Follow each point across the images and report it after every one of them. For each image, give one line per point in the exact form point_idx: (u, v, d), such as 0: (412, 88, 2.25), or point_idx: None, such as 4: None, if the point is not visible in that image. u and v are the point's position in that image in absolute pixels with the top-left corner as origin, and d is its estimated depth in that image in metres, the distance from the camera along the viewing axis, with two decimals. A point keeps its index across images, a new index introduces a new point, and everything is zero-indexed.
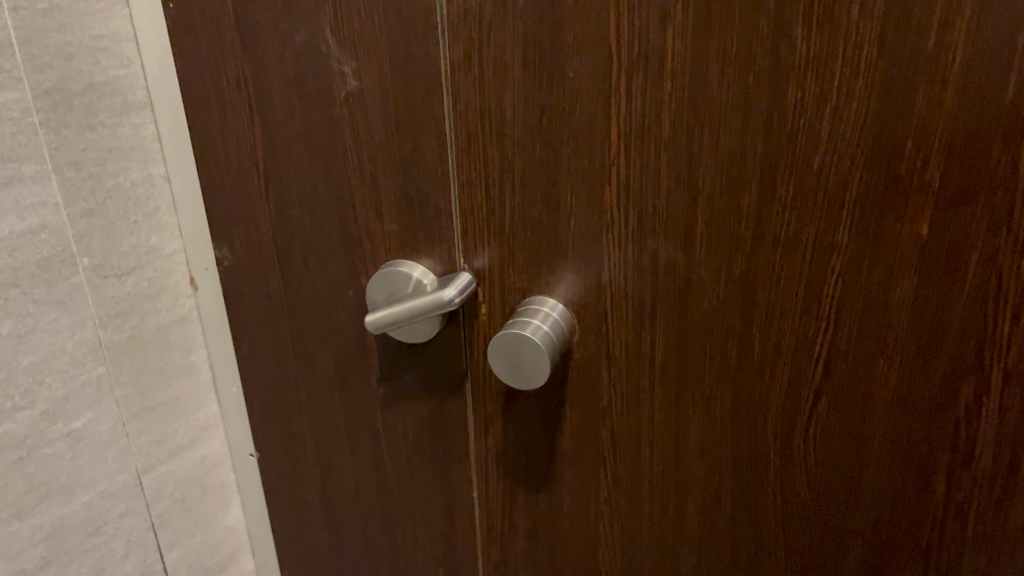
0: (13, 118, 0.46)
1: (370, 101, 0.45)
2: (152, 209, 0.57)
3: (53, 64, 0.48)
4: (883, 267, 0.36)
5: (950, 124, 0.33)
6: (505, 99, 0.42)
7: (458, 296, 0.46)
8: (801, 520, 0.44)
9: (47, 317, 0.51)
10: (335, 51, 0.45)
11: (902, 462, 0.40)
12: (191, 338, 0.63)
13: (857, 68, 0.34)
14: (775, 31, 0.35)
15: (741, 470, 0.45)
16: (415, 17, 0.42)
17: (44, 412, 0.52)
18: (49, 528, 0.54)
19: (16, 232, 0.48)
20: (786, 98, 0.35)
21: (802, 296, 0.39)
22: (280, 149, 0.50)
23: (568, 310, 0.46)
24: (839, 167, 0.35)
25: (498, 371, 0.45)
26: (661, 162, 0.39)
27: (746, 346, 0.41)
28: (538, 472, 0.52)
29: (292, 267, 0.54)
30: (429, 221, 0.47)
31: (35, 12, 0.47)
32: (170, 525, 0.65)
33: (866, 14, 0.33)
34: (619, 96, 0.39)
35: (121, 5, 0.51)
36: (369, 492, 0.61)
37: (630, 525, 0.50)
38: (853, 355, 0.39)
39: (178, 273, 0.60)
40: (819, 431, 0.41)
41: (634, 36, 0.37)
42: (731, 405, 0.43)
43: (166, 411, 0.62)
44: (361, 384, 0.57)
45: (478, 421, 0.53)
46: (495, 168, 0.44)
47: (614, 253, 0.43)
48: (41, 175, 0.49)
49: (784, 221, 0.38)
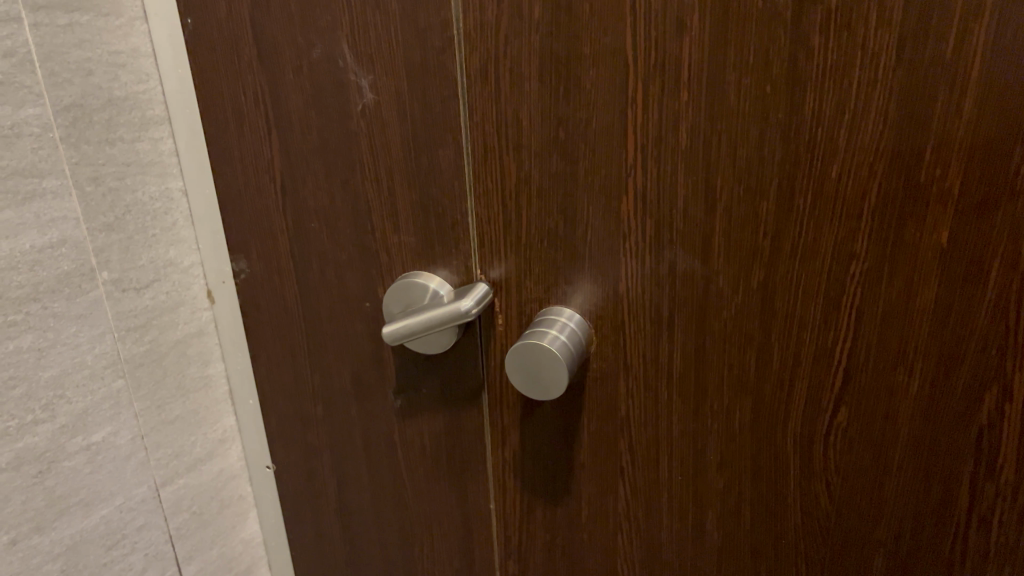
0: (33, 134, 0.47)
1: (388, 114, 0.45)
2: (170, 223, 0.57)
3: (73, 80, 0.48)
4: (903, 275, 0.36)
5: (971, 131, 0.33)
6: (522, 110, 0.42)
7: (475, 306, 0.46)
8: (822, 532, 0.44)
9: (68, 331, 0.51)
10: (352, 64, 0.45)
11: (925, 472, 0.39)
12: (208, 351, 0.63)
13: (876, 76, 0.34)
14: (793, 41, 0.35)
15: (761, 480, 0.45)
16: (432, 30, 0.42)
17: (64, 425, 0.52)
18: (68, 542, 0.55)
19: (37, 247, 0.48)
20: (805, 108, 0.35)
21: (821, 306, 0.39)
22: (297, 161, 0.50)
23: (585, 320, 0.46)
24: (858, 175, 0.35)
25: (516, 382, 0.45)
26: (679, 172, 0.39)
27: (765, 355, 0.41)
28: (556, 484, 0.52)
29: (309, 279, 0.55)
30: (445, 233, 0.48)
31: (55, 29, 0.47)
32: (188, 538, 0.65)
33: (884, 23, 0.33)
34: (636, 107, 0.39)
35: (140, 21, 0.52)
36: (386, 504, 0.61)
37: (649, 537, 0.50)
38: (874, 365, 0.38)
39: (195, 286, 0.60)
40: (839, 442, 0.41)
41: (652, 47, 0.38)
42: (751, 415, 0.43)
43: (184, 424, 0.62)
44: (377, 395, 0.57)
45: (495, 432, 0.53)
46: (512, 179, 0.44)
47: (632, 263, 0.43)
48: (61, 190, 0.49)
49: (802, 230, 0.38)
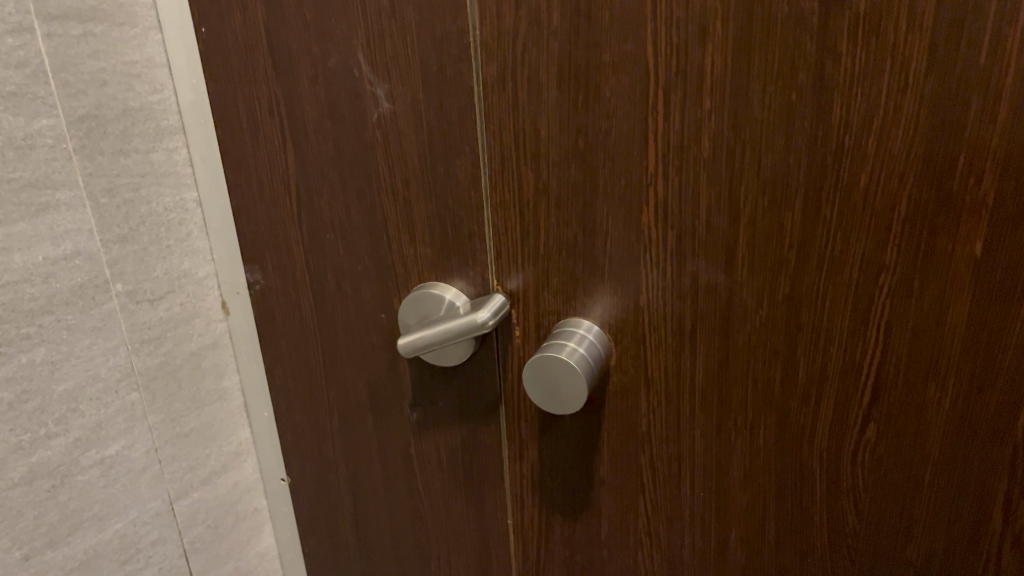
0: (47, 145, 0.47)
1: (404, 124, 0.45)
2: (184, 234, 0.56)
3: (87, 91, 0.48)
4: (935, 287, 0.35)
5: (1005, 139, 0.31)
6: (540, 119, 0.41)
7: (492, 317, 0.45)
8: (849, 550, 0.43)
9: (81, 344, 0.51)
10: (367, 73, 0.45)
11: (957, 490, 0.38)
12: (223, 363, 0.62)
13: (905, 83, 0.32)
14: (819, 46, 0.34)
15: (786, 497, 0.43)
16: (449, 39, 0.41)
17: (78, 439, 0.52)
18: (82, 557, 0.54)
19: (50, 258, 0.48)
20: (832, 115, 0.34)
21: (849, 318, 0.37)
22: (312, 172, 0.50)
23: (604, 333, 0.45)
24: (887, 185, 0.34)
25: (534, 397, 0.44)
26: (701, 183, 0.38)
27: (791, 369, 0.40)
28: (575, 499, 0.51)
29: (324, 291, 0.54)
30: (462, 243, 0.47)
31: (69, 39, 0.47)
32: (202, 552, 0.64)
33: (915, 27, 0.31)
34: (657, 115, 0.38)
35: (155, 31, 0.51)
36: (403, 517, 0.61)
37: (670, 553, 0.49)
38: (904, 379, 0.37)
39: (210, 297, 0.60)
40: (867, 458, 0.40)
41: (672, 54, 0.37)
42: (776, 431, 0.42)
43: (199, 437, 0.61)
44: (394, 408, 0.56)
45: (513, 446, 0.52)
46: (530, 189, 0.43)
47: (652, 275, 0.42)
48: (75, 201, 0.49)
49: (830, 241, 0.36)
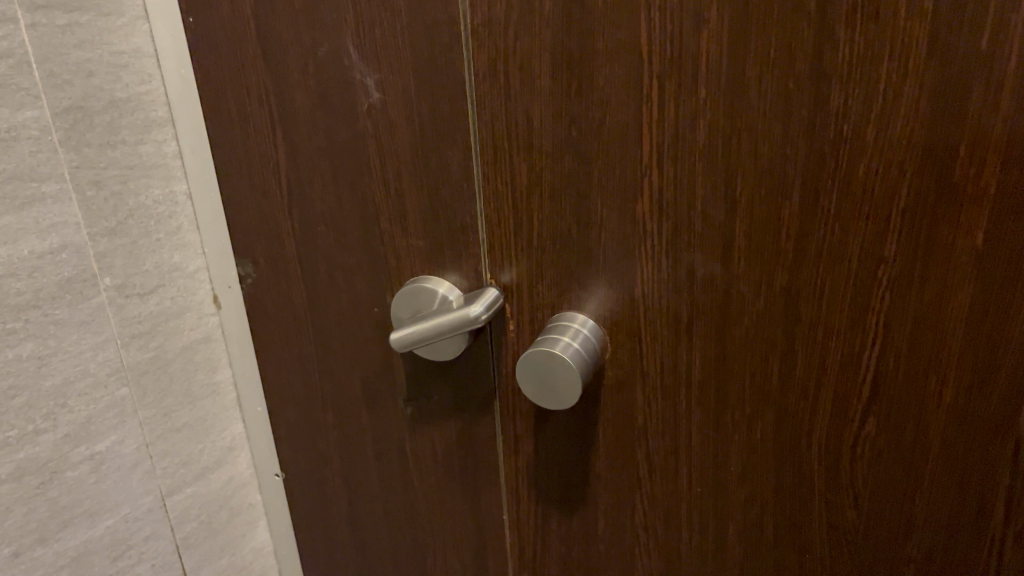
0: (31, 137, 0.46)
1: (395, 114, 0.44)
2: (175, 226, 0.56)
3: (73, 81, 0.47)
4: (936, 279, 0.34)
5: (1008, 128, 0.31)
6: (533, 109, 0.40)
7: (485, 312, 0.44)
8: (848, 546, 0.42)
9: (69, 338, 0.50)
10: (357, 62, 0.44)
11: (959, 484, 0.37)
12: (215, 357, 0.62)
13: (905, 70, 0.32)
14: (817, 33, 0.33)
15: (785, 492, 0.43)
16: (440, 28, 0.41)
17: (67, 435, 0.51)
18: (73, 553, 0.54)
19: (37, 252, 0.47)
20: (830, 103, 0.33)
21: (849, 311, 0.37)
22: (303, 163, 0.49)
23: (599, 327, 0.44)
24: (887, 174, 0.33)
25: (528, 392, 0.43)
26: (697, 174, 0.38)
27: (789, 362, 0.39)
28: (572, 495, 0.50)
29: (317, 284, 0.53)
30: (455, 235, 0.46)
31: (53, 29, 0.46)
32: (196, 548, 0.64)
33: (916, 12, 0.31)
34: (651, 103, 0.37)
35: (143, 21, 0.51)
36: (399, 512, 0.60)
37: (668, 549, 0.49)
38: (903, 373, 0.36)
39: (201, 291, 0.59)
40: (868, 453, 0.39)
41: (667, 41, 0.36)
42: (774, 426, 0.41)
43: (191, 431, 0.61)
44: (389, 402, 0.55)
45: (508, 442, 0.51)
46: (523, 180, 0.42)
47: (649, 268, 0.41)
48: (62, 194, 0.48)
49: (828, 231, 0.36)
